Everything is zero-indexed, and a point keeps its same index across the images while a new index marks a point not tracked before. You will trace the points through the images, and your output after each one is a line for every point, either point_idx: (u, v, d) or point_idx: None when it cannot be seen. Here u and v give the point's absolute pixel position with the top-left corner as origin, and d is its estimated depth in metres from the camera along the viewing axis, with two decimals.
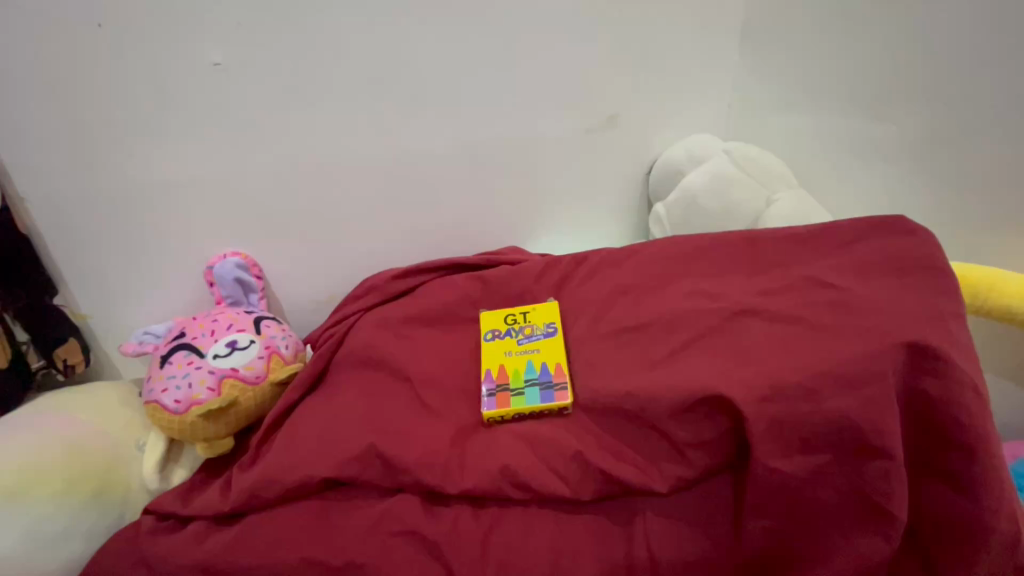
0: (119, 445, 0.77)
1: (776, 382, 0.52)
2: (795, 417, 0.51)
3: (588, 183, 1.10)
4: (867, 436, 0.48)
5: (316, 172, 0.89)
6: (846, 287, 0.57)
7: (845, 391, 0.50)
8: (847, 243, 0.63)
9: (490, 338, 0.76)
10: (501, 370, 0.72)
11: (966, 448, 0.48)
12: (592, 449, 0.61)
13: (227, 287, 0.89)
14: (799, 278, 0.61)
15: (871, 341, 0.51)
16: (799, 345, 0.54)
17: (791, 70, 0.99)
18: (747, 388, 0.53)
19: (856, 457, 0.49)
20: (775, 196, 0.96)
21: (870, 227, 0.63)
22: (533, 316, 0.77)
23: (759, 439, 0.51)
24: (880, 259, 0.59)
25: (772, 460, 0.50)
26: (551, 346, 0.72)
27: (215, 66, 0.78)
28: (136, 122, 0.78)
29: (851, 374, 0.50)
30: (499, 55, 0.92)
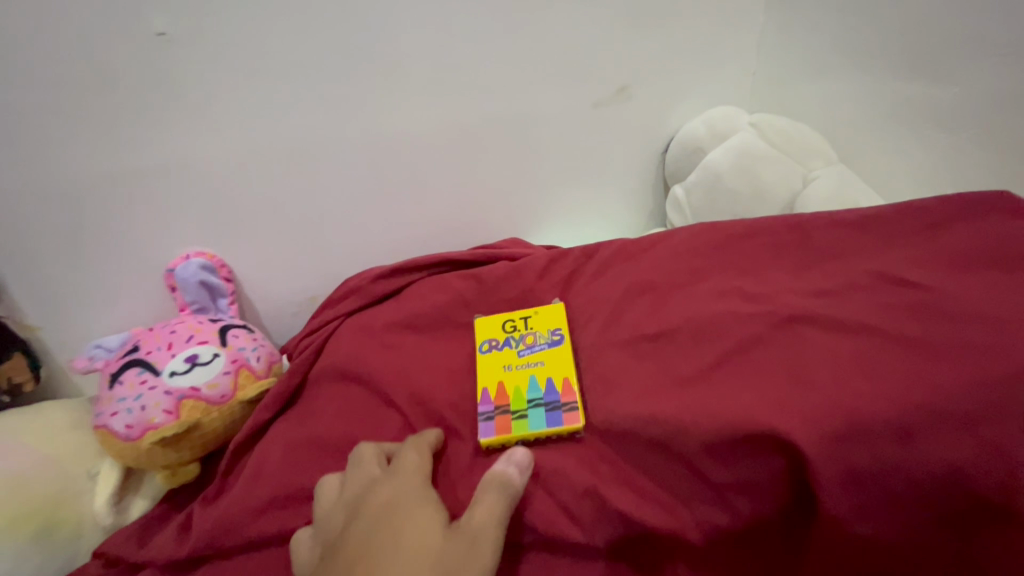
0: (65, 477, 0.68)
1: (853, 418, 0.41)
2: (879, 463, 0.40)
3: (598, 164, 0.98)
4: (986, 495, 0.37)
5: (287, 159, 0.79)
6: (936, 287, 0.46)
7: (949, 433, 0.39)
8: (933, 227, 0.52)
9: (486, 349, 0.65)
10: (500, 389, 0.61)
11: None
12: (609, 484, 0.50)
13: (191, 293, 0.79)
14: (867, 275, 0.50)
15: (984, 363, 0.40)
16: (878, 364, 0.43)
17: (829, 28, 0.86)
18: (814, 425, 0.42)
19: (965, 520, 0.39)
20: (812, 174, 0.85)
21: (962, 208, 0.52)
22: (535, 321, 0.65)
23: (834, 496, 0.40)
24: (976, 249, 0.48)
25: (853, 523, 0.40)
26: (557, 359, 0.61)
27: (159, 36, 0.66)
28: (74, 107, 0.67)
29: (957, 410, 0.39)
30: (494, 18, 0.80)
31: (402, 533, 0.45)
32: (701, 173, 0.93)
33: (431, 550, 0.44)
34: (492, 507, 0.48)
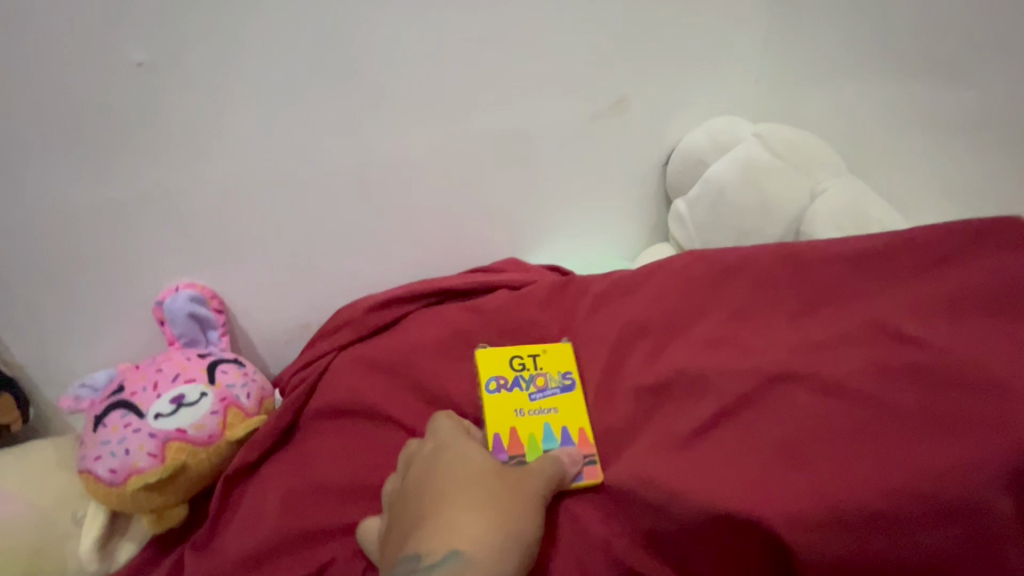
0: (48, 523, 0.67)
1: (833, 498, 0.45)
2: (868, 536, 0.44)
3: (596, 180, 0.95)
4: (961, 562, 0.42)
5: (275, 187, 0.77)
6: (927, 344, 0.49)
7: (945, 516, 0.42)
8: (932, 266, 0.54)
9: (495, 389, 0.62)
10: (513, 435, 0.60)
11: None
12: (620, 532, 0.54)
13: (180, 325, 0.77)
14: (861, 325, 0.53)
15: (964, 439, 0.44)
16: (862, 436, 0.47)
17: (835, 33, 0.83)
18: (800, 503, 0.45)
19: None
20: (820, 186, 0.80)
21: (964, 244, 0.53)
22: (545, 360, 0.64)
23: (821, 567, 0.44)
24: (974, 293, 0.51)
25: None
26: (570, 406, 0.61)
27: (138, 66, 0.64)
28: (54, 140, 0.65)
29: (933, 489, 0.43)
30: (484, 33, 0.77)
31: (467, 463, 0.54)
32: (704, 187, 0.90)
33: (490, 489, 0.52)
34: (542, 465, 0.55)
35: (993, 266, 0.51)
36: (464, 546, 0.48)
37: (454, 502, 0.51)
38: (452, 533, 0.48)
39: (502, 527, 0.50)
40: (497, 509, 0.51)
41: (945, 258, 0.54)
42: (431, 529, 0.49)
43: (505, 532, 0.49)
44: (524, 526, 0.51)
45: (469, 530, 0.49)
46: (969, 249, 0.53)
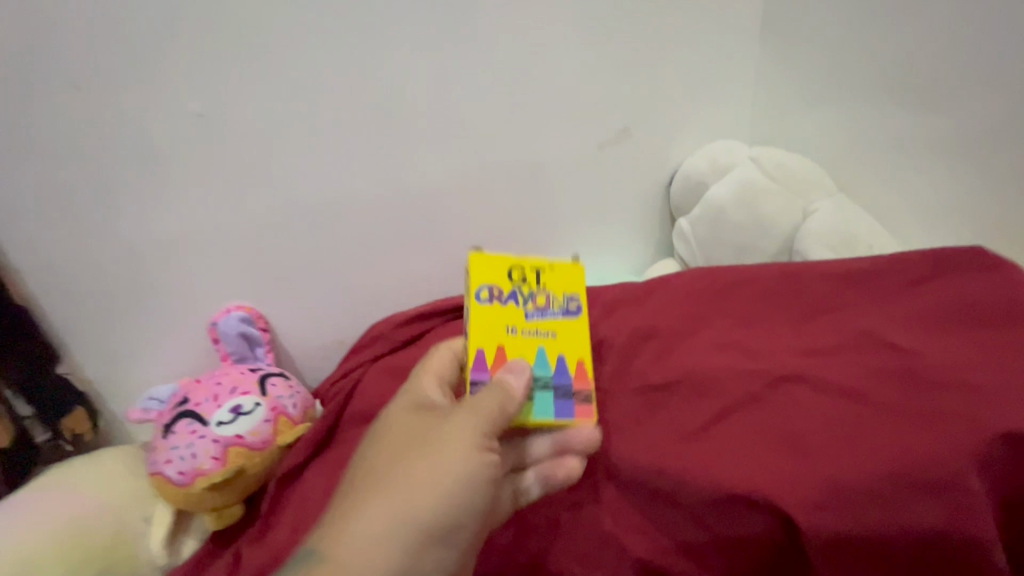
0: (121, 522, 0.75)
1: (838, 485, 0.46)
2: (864, 522, 0.45)
3: (606, 202, 1.03)
4: (953, 543, 0.44)
5: (315, 216, 0.85)
6: (915, 350, 0.51)
7: (932, 497, 0.44)
8: (914, 283, 0.57)
9: (484, 296, 0.58)
10: (500, 354, 0.56)
11: None
12: (628, 533, 0.54)
13: (232, 343, 0.86)
14: (854, 335, 0.55)
15: (956, 429, 0.46)
16: (859, 430, 0.48)
17: (824, 61, 0.89)
18: (804, 490, 0.46)
19: (943, 563, 0.44)
20: (812, 206, 0.87)
21: (939, 264, 0.57)
22: (549, 278, 0.60)
23: (824, 553, 0.45)
24: (954, 308, 0.54)
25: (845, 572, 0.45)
26: (569, 329, 0.59)
27: (196, 116, 0.73)
28: (130, 182, 0.74)
29: (924, 477, 0.45)
30: (501, 75, 0.85)
31: (399, 422, 0.54)
32: (704, 208, 0.96)
33: (409, 439, 0.52)
34: (469, 414, 0.51)
35: (964, 281, 0.55)
36: (370, 492, 0.49)
37: (375, 466, 0.51)
38: (365, 495, 0.49)
39: (412, 478, 0.49)
40: (412, 459, 0.50)
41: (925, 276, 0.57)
42: (349, 493, 0.51)
43: (412, 482, 0.49)
44: (441, 479, 0.49)
45: (379, 477, 0.50)
46: (945, 268, 0.57)
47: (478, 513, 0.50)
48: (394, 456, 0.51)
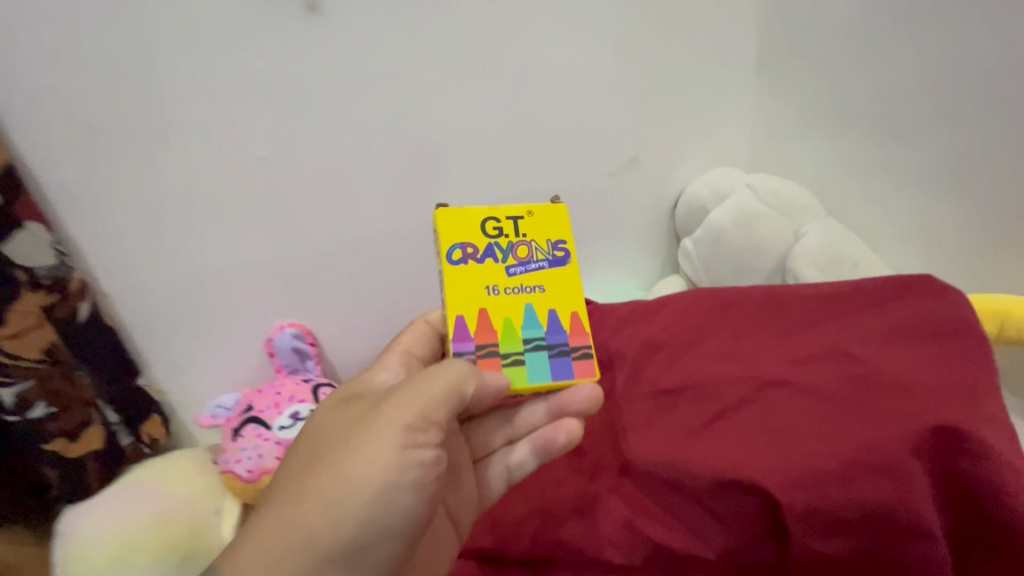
0: (199, 513, 0.87)
1: (806, 468, 0.55)
2: (827, 501, 0.53)
3: (616, 224, 1.13)
4: (904, 519, 0.51)
5: (360, 243, 0.97)
6: (875, 361, 0.59)
7: (882, 479, 0.52)
8: (879, 303, 0.64)
9: (460, 256, 0.60)
10: (484, 315, 0.59)
11: (1006, 526, 0.50)
12: (642, 517, 0.63)
13: (287, 357, 0.97)
14: (828, 347, 0.63)
15: (904, 424, 0.54)
16: (827, 425, 0.57)
17: (811, 97, 1.00)
18: (781, 473, 0.56)
19: (898, 537, 0.52)
20: (802, 229, 0.97)
21: (900, 288, 0.64)
22: (530, 228, 0.62)
23: (795, 525, 0.54)
24: (912, 324, 0.61)
25: (815, 543, 0.53)
26: (556, 280, 0.62)
27: (261, 159, 0.85)
28: (205, 217, 0.87)
29: (874, 461, 0.53)
30: (523, 115, 0.97)
31: (345, 411, 0.58)
32: (705, 230, 1.05)
33: (346, 427, 0.56)
34: (402, 405, 0.54)
35: (923, 301, 0.62)
36: (302, 474, 0.53)
37: (313, 450, 0.55)
38: (298, 473, 0.54)
39: (335, 468, 0.52)
40: (339, 450, 0.53)
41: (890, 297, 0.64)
42: (286, 473, 0.55)
43: (335, 473, 0.51)
44: (360, 470, 0.51)
45: (308, 466, 0.54)
46: (905, 291, 0.63)
47: (402, 504, 0.52)
48: (330, 442, 0.55)
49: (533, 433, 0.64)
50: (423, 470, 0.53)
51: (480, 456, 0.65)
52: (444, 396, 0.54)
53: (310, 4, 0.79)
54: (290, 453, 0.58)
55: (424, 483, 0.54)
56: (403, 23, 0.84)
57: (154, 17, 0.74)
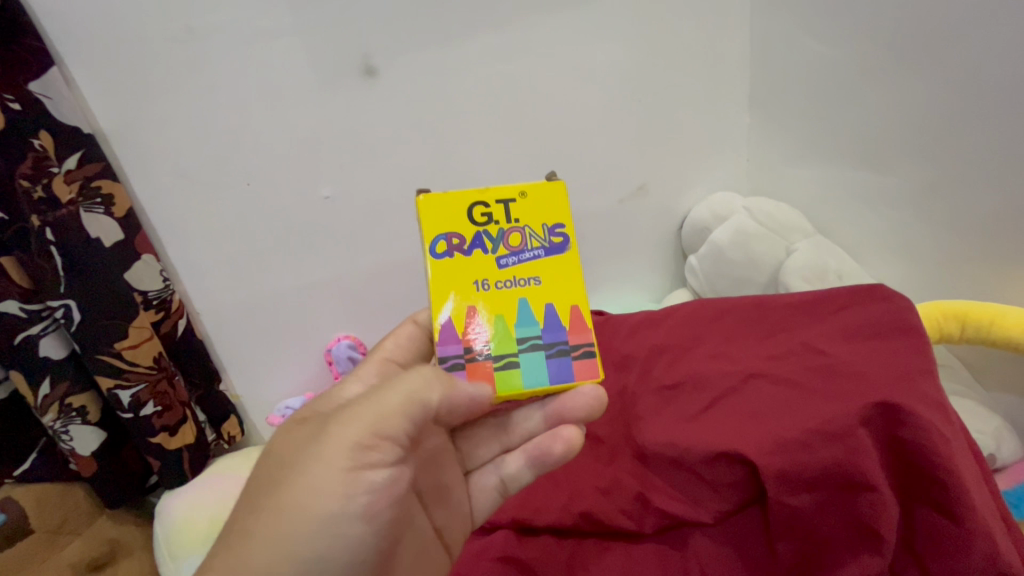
0: None
1: (778, 438, 0.67)
2: (794, 464, 0.65)
3: (628, 245, 1.27)
4: (856, 475, 0.63)
5: (405, 266, 1.12)
6: (833, 353, 0.73)
7: (838, 446, 0.64)
8: (838, 308, 0.78)
9: (448, 246, 0.61)
10: (475, 312, 0.61)
11: (941, 481, 0.60)
12: (651, 490, 0.75)
13: (343, 364, 1.11)
14: (796, 345, 0.76)
15: (853, 401, 0.66)
16: (795, 405, 0.70)
17: (797, 128, 1.13)
18: (758, 443, 0.68)
19: (851, 492, 0.64)
20: (793, 246, 1.09)
21: (857, 296, 0.78)
22: (523, 214, 0.63)
23: (772, 484, 0.66)
24: (865, 325, 0.74)
25: (786, 498, 0.65)
26: (552, 270, 0.62)
27: (326, 198, 1.02)
28: (278, 247, 1.04)
29: (831, 429, 0.65)
30: (543, 153, 1.12)
31: (295, 430, 0.56)
32: (708, 248, 1.20)
33: (293, 448, 0.54)
34: (350, 424, 0.52)
35: (873, 307, 0.75)
36: (248, 500, 0.52)
37: (260, 473, 0.54)
38: (245, 499, 0.52)
39: (280, 495, 0.50)
40: (285, 473, 0.51)
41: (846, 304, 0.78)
42: (235, 499, 0.54)
43: (280, 500, 0.50)
44: (305, 497, 0.50)
45: (255, 491, 0.52)
46: (858, 298, 0.77)
47: (353, 531, 0.51)
48: (276, 465, 0.53)
49: (529, 441, 0.66)
50: (376, 491, 0.52)
51: (472, 466, 0.68)
52: (398, 411, 0.52)
53: (367, 69, 0.95)
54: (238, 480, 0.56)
55: (376, 505, 0.52)
56: (443, 80, 1.00)
57: (244, 88, 0.91)
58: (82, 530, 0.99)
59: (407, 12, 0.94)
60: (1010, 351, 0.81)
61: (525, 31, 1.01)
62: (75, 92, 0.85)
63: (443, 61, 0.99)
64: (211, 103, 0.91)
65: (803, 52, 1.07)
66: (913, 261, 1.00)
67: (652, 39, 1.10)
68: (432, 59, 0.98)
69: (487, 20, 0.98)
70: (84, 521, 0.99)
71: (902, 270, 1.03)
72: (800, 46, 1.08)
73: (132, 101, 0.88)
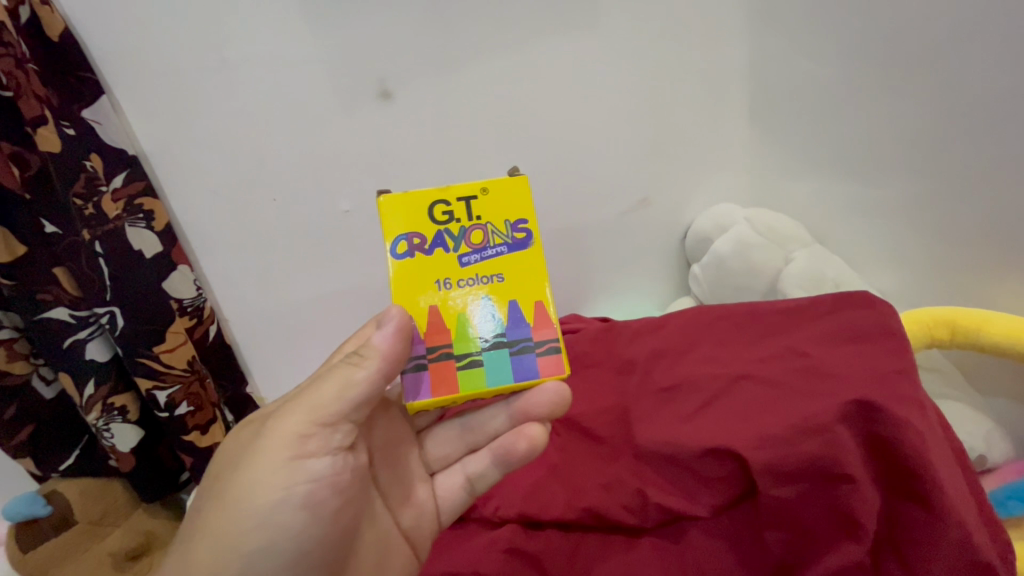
0: None
1: (764, 434, 0.72)
2: (777, 459, 0.70)
3: (632, 255, 1.32)
4: (835, 468, 0.68)
5: None
6: (815, 355, 0.78)
7: (817, 440, 0.69)
8: (825, 313, 0.83)
9: (408, 246, 0.62)
10: (437, 311, 0.62)
11: (914, 472, 0.65)
12: (650, 487, 0.79)
13: None
14: (783, 347, 0.81)
15: (834, 399, 0.71)
16: (781, 403, 0.75)
17: (795, 142, 1.18)
18: (746, 439, 0.73)
19: (832, 484, 0.68)
20: (792, 255, 1.14)
21: (843, 301, 0.82)
22: (485, 212, 0.63)
23: (759, 477, 0.70)
24: (847, 329, 0.79)
25: (773, 490, 0.70)
26: (514, 266, 0.63)
27: (345, 211, 1.09)
28: (302, 257, 1.11)
29: (811, 425, 0.70)
30: (550, 168, 1.18)
31: (256, 425, 0.65)
32: (709, 257, 1.24)
33: (251, 441, 0.63)
34: (292, 419, 0.60)
35: (856, 312, 0.80)
36: (214, 488, 0.62)
37: (226, 463, 0.64)
38: (212, 487, 0.63)
39: (236, 484, 0.60)
40: (239, 466, 0.61)
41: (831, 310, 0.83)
42: (207, 486, 0.64)
43: (236, 488, 0.60)
44: (253, 485, 0.59)
45: (220, 479, 0.62)
46: (844, 304, 0.82)
47: (298, 515, 0.59)
48: (237, 457, 0.63)
49: (496, 441, 0.71)
50: (316, 479, 0.60)
51: (439, 467, 0.75)
52: (332, 405, 0.59)
53: (383, 92, 1.02)
54: (209, 472, 0.66)
55: (317, 492, 0.60)
56: (455, 102, 1.07)
57: (271, 111, 0.99)
58: (120, 522, 1.06)
59: (421, 39, 1.00)
60: (997, 355, 0.85)
61: (533, 54, 1.07)
62: (122, 118, 0.93)
63: (455, 84, 1.05)
64: (240, 126, 0.98)
65: (798, 70, 1.12)
66: (907, 269, 1.04)
67: (653, 59, 1.16)
68: (443, 83, 1.05)
69: (496, 45, 1.05)
70: (122, 513, 1.06)
71: (897, 278, 1.07)
72: (795, 64, 1.12)
73: (170, 125, 0.95)
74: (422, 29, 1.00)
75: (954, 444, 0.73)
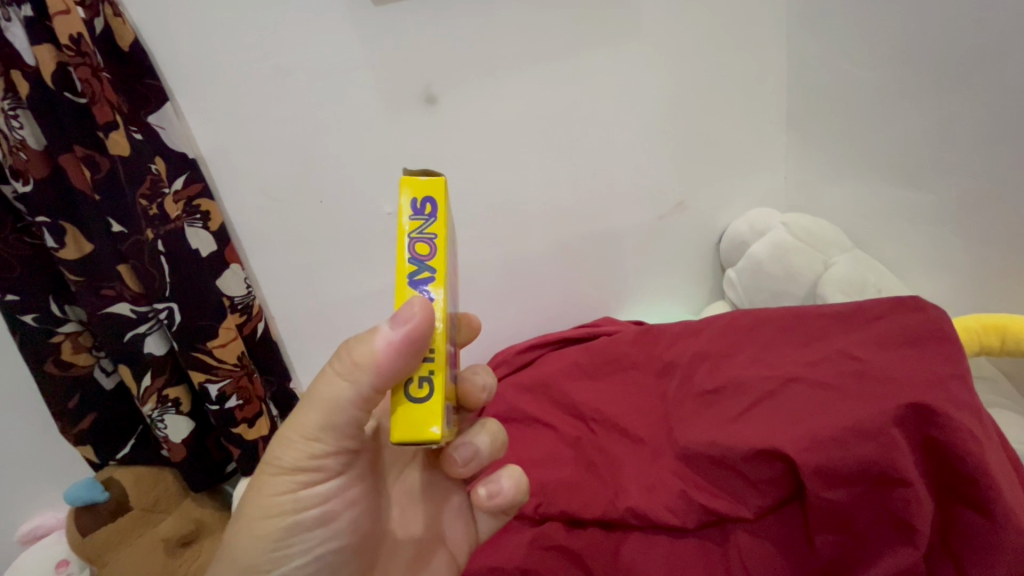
0: None
1: (815, 436, 0.72)
2: (829, 462, 0.70)
3: (666, 259, 1.33)
4: (889, 471, 0.67)
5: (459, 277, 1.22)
6: (867, 360, 0.77)
7: (871, 442, 0.69)
8: (873, 319, 0.83)
9: None
10: None
11: (973, 478, 0.65)
12: (694, 488, 0.79)
13: None
14: (832, 352, 0.81)
15: (888, 403, 0.71)
16: (831, 407, 0.75)
17: (835, 147, 1.17)
18: (794, 442, 0.73)
19: (885, 488, 0.68)
20: (831, 260, 1.13)
21: (893, 306, 0.83)
22: None
23: (810, 479, 0.70)
24: (900, 333, 0.79)
25: (823, 492, 0.70)
26: None
27: (388, 214, 1.12)
28: (347, 258, 1.15)
29: (864, 429, 0.70)
30: (585, 173, 1.19)
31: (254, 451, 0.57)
32: (746, 260, 1.24)
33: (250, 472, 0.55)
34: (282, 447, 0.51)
35: (905, 317, 0.80)
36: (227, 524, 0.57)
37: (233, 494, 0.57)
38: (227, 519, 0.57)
39: (251, 510, 0.53)
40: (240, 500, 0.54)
41: (879, 316, 0.83)
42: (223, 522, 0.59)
43: (250, 514, 0.53)
44: (260, 519, 0.52)
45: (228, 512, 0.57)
46: (893, 309, 0.82)
47: (316, 534, 0.53)
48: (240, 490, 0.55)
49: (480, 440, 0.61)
50: (328, 500, 0.53)
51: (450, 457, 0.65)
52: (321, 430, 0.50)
53: (428, 97, 1.05)
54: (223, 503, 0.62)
55: (333, 515, 0.54)
56: (496, 108, 1.09)
57: (322, 116, 1.03)
58: (172, 510, 1.11)
59: (465, 47, 1.03)
60: None
61: (574, 62, 1.09)
62: (183, 123, 0.98)
63: (497, 91, 1.08)
64: (291, 131, 1.02)
65: (839, 75, 1.11)
66: (953, 276, 1.03)
67: (691, 65, 1.16)
68: (486, 89, 1.07)
69: (536, 51, 1.07)
70: (174, 502, 1.11)
71: (941, 285, 1.05)
72: (836, 69, 1.12)
73: (227, 132, 1.00)
74: (465, 37, 1.02)
75: (1011, 452, 0.72)
